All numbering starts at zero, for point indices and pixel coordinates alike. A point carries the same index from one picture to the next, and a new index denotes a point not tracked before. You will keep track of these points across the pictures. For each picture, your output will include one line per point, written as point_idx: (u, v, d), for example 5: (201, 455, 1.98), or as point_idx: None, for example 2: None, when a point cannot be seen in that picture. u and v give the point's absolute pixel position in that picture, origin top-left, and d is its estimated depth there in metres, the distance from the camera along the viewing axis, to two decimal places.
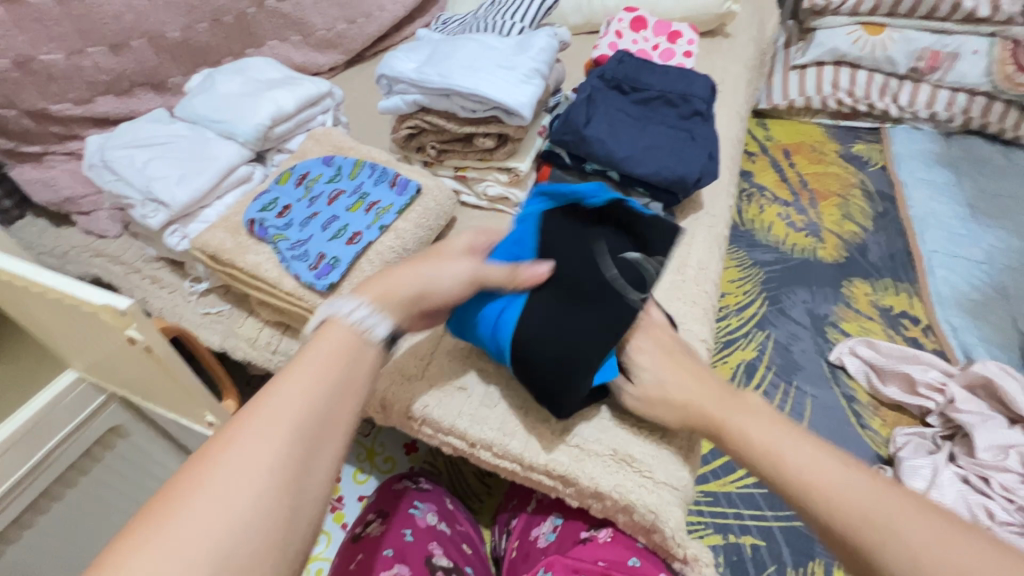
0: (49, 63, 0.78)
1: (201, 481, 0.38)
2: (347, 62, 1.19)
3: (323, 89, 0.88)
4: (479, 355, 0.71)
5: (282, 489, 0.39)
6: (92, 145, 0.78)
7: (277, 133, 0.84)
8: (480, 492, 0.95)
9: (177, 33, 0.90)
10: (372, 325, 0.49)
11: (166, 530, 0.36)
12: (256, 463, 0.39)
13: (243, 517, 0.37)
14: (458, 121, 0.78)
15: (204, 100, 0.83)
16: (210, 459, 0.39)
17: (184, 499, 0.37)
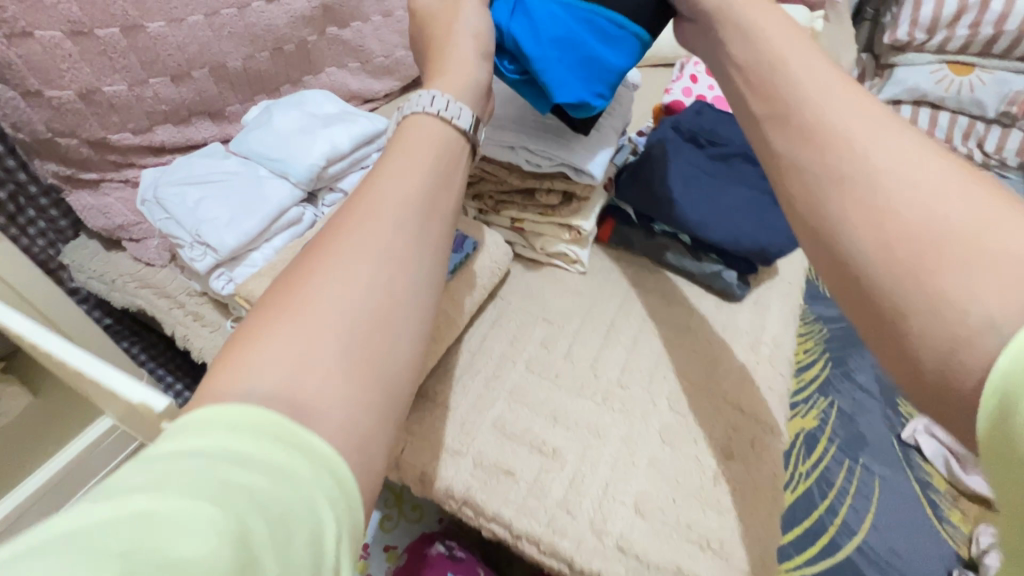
0: (112, 94, 0.77)
1: (320, 264, 0.38)
2: (402, 88, 1.16)
3: (376, 127, 0.84)
4: (527, 433, 0.64)
5: (380, 291, 0.39)
6: (146, 179, 0.77)
7: (330, 173, 0.81)
8: (514, 559, 0.90)
9: (238, 63, 0.88)
10: (455, 116, 0.52)
11: (288, 313, 0.36)
12: (348, 265, 0.38)
13: (353, 290, 0.37)
14: (520, 176, 0.73)
15: (258, 135, 0.80)
16: (295, 282, 0.38)
17: (297, 283, 0.37)
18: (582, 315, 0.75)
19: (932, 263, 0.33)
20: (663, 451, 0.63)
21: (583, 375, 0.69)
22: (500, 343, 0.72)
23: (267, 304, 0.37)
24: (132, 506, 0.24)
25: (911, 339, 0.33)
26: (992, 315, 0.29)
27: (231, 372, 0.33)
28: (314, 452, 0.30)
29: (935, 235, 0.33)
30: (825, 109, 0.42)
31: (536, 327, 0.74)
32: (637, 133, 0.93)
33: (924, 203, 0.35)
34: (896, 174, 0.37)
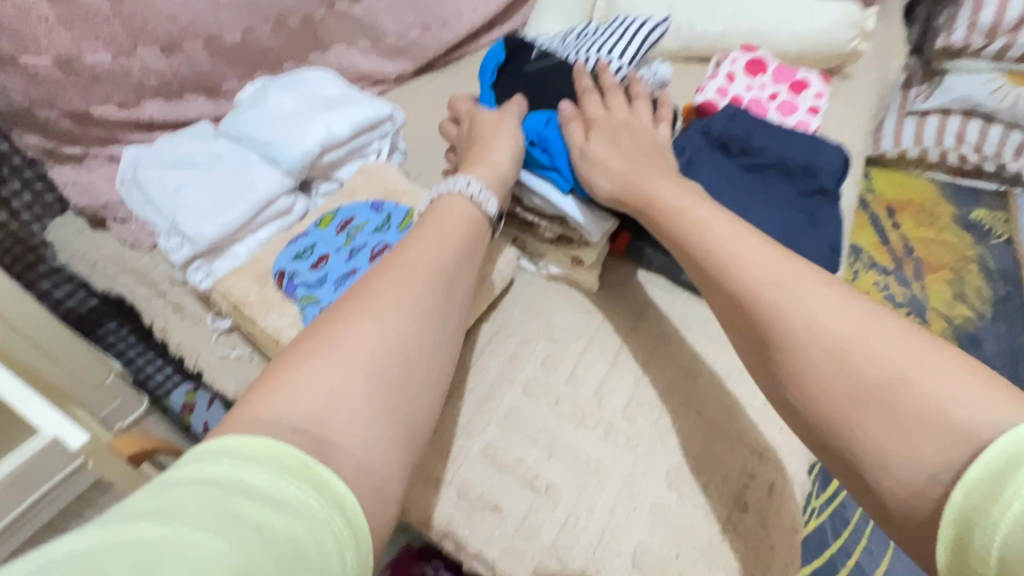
0: (94, 64, 0.72)
1: (360, 306, 0.41)
2: (415, 70, 1.09)
3: (378, 114, 0.77)
4: (519, 465, 0.58)
5: (410, 334, 0.41)
6: (127, 158, 0.71)
7: (325, 162, 0.74)
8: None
9: (236, 36, 0.82)
10: (485, 201, 0.54)
11: (326, 346, 0.38)
12: (386, 309, 0.41)
13: (389, 336, 0.40)
14: (519, 201, 0.68)
15: (249, 118, 0.74)
16: (333, 321, 0.40)
17: (336, 322, 0.40)
18: (589, 334, 0.68)
19: (854, 393, 0.34)
20: (668, 497, 0.56)
21: (586, 402, 0.63)
22: (497, 360, 0.66)
23: (307, 339, 0.39)
24: (127, 538, 0.24)
25: (870, 482, 0.33)
26: (926, 465, 0.30)
27: (263, 400, 0.34)
28: (329, 491, 0.30)
29: (847, 371, 0.35)
30: (723, 244, 0.45)
31: (537, 344, 0.67)
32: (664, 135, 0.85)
33: (840, 336, 0.36)
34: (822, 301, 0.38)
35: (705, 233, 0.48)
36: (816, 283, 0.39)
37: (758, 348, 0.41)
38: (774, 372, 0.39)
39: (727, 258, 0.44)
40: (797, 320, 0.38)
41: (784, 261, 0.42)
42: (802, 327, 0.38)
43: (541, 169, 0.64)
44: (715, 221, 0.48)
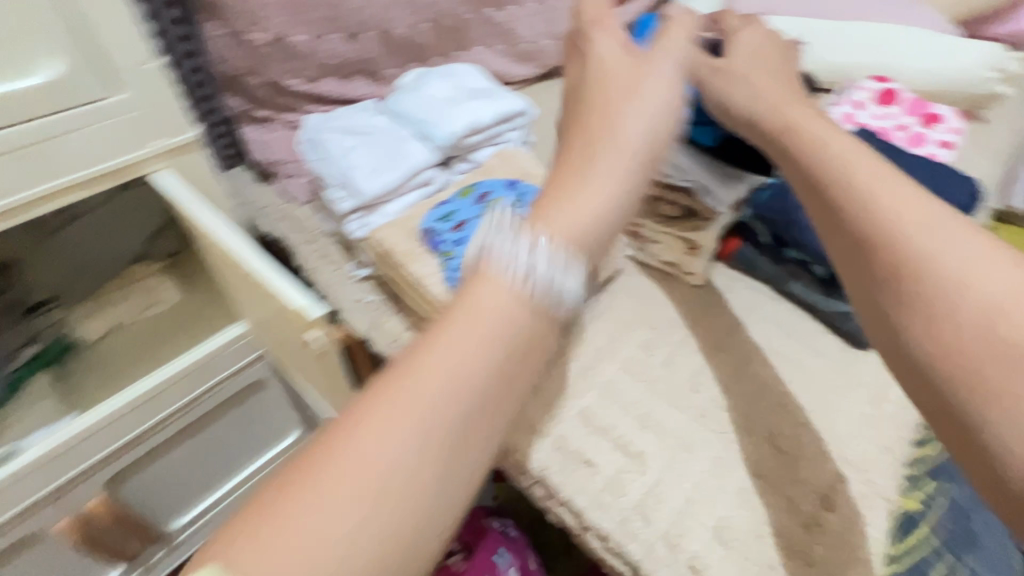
0: (296, 43, 0.87)
1: (441, 339, 0.37)
2: (540, 76, 1.20)
3: (511, 108, 0.87)
4: (613, 428, 0.64)
5: (487, 379, 0.37)
6: (307, 123, 0.84)
7: (468, 144, 0.84)
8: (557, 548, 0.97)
9: (402, 31, 0.96)
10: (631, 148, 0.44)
11: (397, 394, 0.35)
12: (466, 349, 0.37)
13: (461, 386, 0.36)
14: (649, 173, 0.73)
15: (408, 98, 0.86)
16: (408, 360, 0.37)
17: (403, 375, 0.36)
18: (689, 327, 0.72)
19: (993, 361, 0.34)
20: (754, 484, 0.59)
21: (681, 386, 0.67)
22: (599, 336, 0.72)
23: (370, 397, 0.35)
24: None
25: (991, 437, 0.33)
26: None
27: (321, 463, 0.33)
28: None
29: (995, 330, 0.34)
30: (878, 185, 0.43)
31: (640, 328, 0.72)
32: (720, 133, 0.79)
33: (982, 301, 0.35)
34: (951, 251, 0.38)
35: (848, 171, 0.46)
36: (971, 236, 0.39)
37: (886, 288, 0.40)
38: (897, 313, 0.39)
39: (873, 200, 0.43)
40: (941, 277, 0.38)
41: (943, 216, 0.40)
42: (948, 283, 0.37)
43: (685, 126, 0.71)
44: (861, 161, 0.46)
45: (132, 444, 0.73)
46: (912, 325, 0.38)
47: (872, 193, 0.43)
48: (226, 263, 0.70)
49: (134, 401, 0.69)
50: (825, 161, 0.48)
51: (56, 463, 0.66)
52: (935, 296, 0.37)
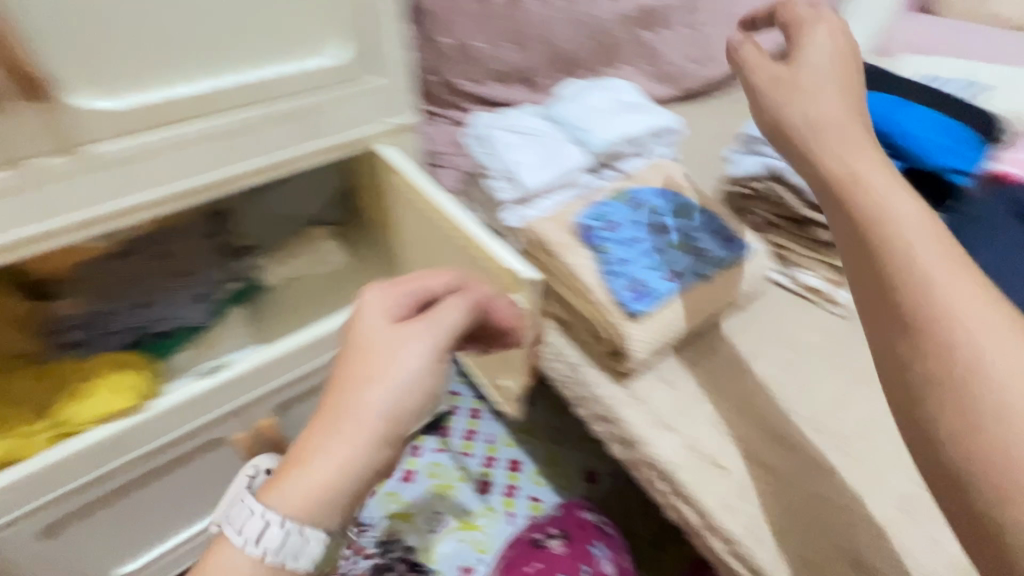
0: (475, 48, 0.97)
1: (318, 446, 0.45)
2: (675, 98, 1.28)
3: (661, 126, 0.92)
4: (745, 440, 0.66)
5: (357, 471, 0.45)
6: (476, 119, 0.93)
7: (619, 153, 0.90)
8: (642, 541, 1.10)
9: (565, 44, 1.04)
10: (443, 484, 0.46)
11: (307, 465, 0.45)
12: (342, 440, 0.45)
13: (331, 487, 0.45)
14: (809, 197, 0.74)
15: (569, 107, 0.93)
16: (318, 425, 0.47)
17: (310, 450, 0.45)
18: (830, 356, 0.73)
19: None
20: (893, 517, 0.59)
21: (819, 411, 0.68)
22: (734, 351, 0.74)
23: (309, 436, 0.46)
24: None
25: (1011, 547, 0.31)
26: None
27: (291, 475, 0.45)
28: None
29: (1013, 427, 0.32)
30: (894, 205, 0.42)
31: (777, 349, 0.74)
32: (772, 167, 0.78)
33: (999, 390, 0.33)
34: (983, 334, 0.35)
35: (869, 191, 0.43)
36: (995, 310, 0.36)
37: (896, 336, 0.38)
38: (915, 367, 0.36)
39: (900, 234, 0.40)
40: (962, 339, 0.35)
41: (949, 263, 0.38)
42: (961, 355, 0.35)
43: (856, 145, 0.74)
44: (902, 201, 0.42)
45: (295, 382, 0.81)
46: (907, 353, 0.37)
47: (893, 230, 0.41)
48: (422, 226, 0.74)
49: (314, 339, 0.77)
50: (862, 173, 0.45)
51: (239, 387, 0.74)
52: (968, 368, 0.34)
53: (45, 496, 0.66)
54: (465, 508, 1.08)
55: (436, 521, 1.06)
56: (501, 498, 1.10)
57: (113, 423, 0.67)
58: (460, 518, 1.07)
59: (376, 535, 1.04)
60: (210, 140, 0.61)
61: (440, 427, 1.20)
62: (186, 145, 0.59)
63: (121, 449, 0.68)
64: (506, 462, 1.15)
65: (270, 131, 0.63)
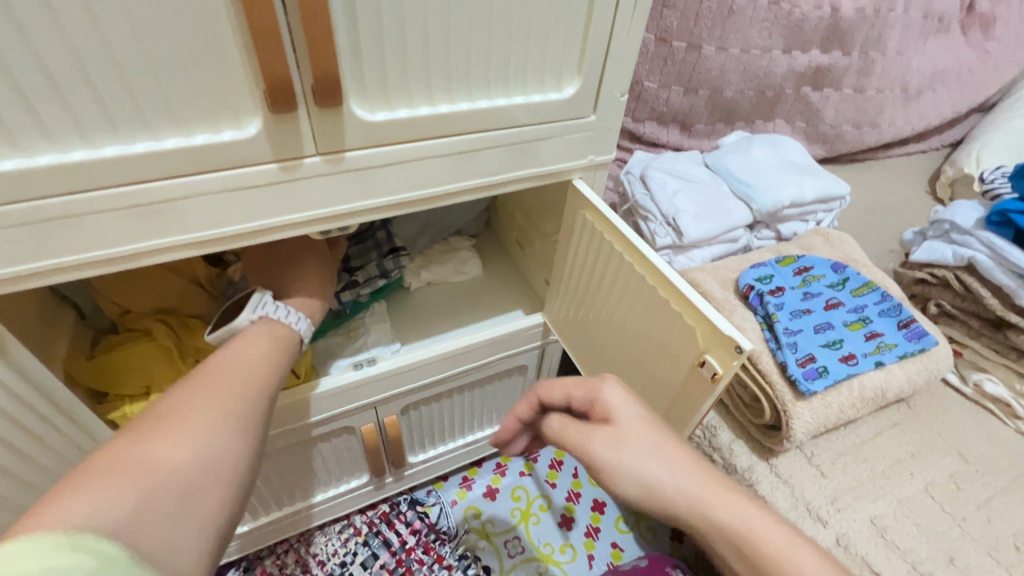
0: (644, 87, 0.98)
1: (140, 446, 0.39)
2: (821, 158, 1.24)
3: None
4: (913, 552, 0.60)
5: (209, 449, 0.42)
6: (635, 159, 0.94)
7: (783, 214, 0.86)
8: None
9: (730, 94, 1.02)
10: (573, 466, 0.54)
11: (132, 452, 0.39)
12: (162, 457, 0.39)
13: (188, 455, 0.40)
14: (1011, 298, 0.67)
15: (734, 159, 0.90)
16: (127, 446, 0.39)
17: (130, 453, 0.39)
18: (1012, 474, 0.66)
19: None
20: None
21: (1001, 538, 0.60)
22: (897, 449, 0.68)
23: (132, 439, 0.40)
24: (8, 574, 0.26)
25: None
26: None
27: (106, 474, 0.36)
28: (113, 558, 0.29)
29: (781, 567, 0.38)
30: (705, 483, 0.41)
31: (946, 456, 0.67)
32: (964, 247, 0.70)
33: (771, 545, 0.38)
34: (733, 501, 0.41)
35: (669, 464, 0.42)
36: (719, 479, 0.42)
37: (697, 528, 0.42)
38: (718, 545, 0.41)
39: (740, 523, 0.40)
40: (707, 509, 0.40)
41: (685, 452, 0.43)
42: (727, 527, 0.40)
43: None
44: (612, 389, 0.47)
45: (431, 385, 0.83)
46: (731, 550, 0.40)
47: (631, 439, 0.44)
48: (571, 260, 0.71)
49: (452, 349, 0.80)
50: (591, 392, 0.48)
51: (388, 380, 0.78)
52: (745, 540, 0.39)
53: None
54: (544, 539, 1.06)
55: (515, 547, 1.04)
56: (581, 537, 1.06)
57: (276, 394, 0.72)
58: (540, 549, 1.04)
59: (456, 548, 1.02)
60: (258, 187, 0.47)
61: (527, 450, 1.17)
62: (242, 186, 0.46)
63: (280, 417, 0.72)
64: (588, 499, 1.11)
65: (388, 178, 0.52)
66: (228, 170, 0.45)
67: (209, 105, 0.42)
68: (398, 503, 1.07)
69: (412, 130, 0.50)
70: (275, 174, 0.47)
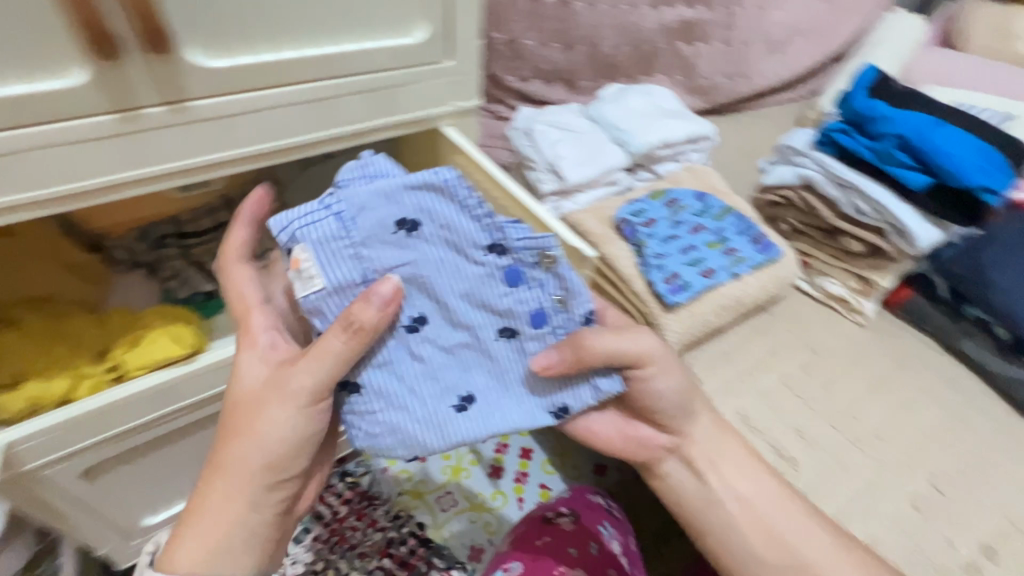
0: (524, 45, 1.02)
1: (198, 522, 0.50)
2: (704, 110, 1.33)
3: (437, 208, 0.51)
4: (770, 433, 0.69)
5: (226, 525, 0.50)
6: (520, 114, 0.97)
7: (656, 155, 0.93)
8: (646, 535, 1.06)
9: (608, 49, 1.08)
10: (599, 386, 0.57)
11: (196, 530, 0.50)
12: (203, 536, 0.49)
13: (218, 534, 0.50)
14: (838, 207, 0.76)
15: (610, 108, 0.96)
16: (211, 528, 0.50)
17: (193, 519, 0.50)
18: (850, 360, 0.76)
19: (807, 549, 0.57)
20: (908, 513, 0.63)
21: (841, 412, 0.71)
22: (759, 350, 0.77)
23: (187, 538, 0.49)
24: None
25: None
26: None
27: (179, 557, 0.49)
28: None
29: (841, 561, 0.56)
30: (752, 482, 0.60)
31: (799, 352, 0.77)
32: (799, 165, 0.80)
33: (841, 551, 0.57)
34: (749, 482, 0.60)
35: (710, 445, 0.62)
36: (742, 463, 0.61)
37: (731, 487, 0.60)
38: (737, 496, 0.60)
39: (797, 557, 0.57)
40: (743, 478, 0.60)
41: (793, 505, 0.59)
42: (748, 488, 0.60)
43: (892, 167, 0.71)
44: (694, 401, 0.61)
45: None
46: (747, 501, 0.59)
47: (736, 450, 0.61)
48: None
49: None
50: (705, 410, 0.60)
51: None
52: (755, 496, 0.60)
53: (84, 442, 0.66)
54: (475, 491, 1.09)
55: (448, 502, 1.08)
56: (511, 484, 1.10)
57: (169, 369, 0.69)
58: (471, 499, 1.08)
59: (389, 511, 1.05)
60: (97, 140, 0.46)
61: None
62: (78, 140, 0.45)
63: (174, 394, 0.70)
64: (516, 448, 1.13)
65: (241, 127, 0.52)
66: (60, 123, 0.44)
67: (21, 52, 0.41)
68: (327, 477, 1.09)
69: (257, 76, 0.50)
70: (115, 126, 0.46)
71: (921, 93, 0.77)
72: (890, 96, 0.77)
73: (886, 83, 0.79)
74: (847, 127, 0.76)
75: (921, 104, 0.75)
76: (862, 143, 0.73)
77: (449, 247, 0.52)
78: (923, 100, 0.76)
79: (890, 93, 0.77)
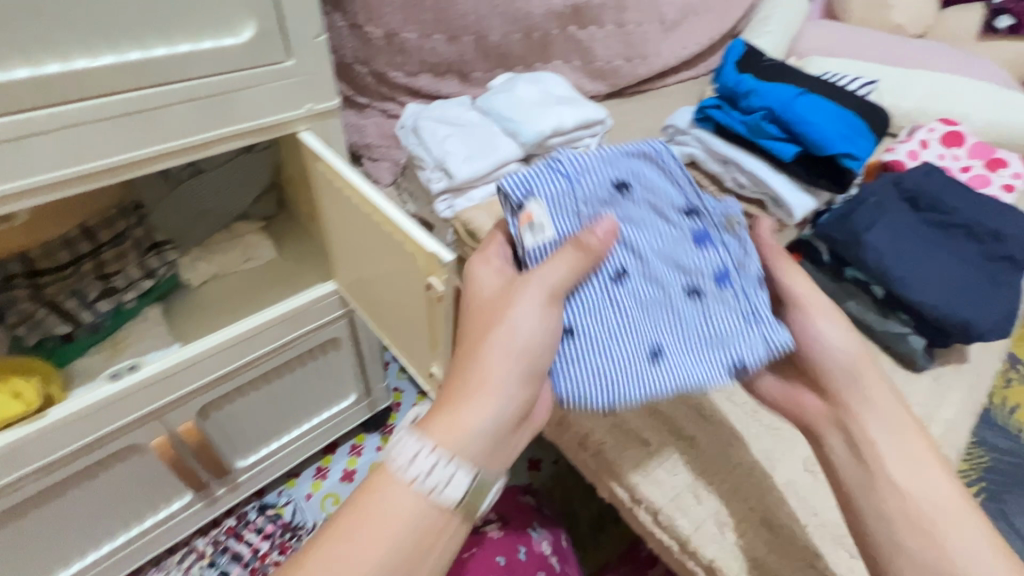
0: (405, 39, 0.99)
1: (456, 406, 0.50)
2: (607, 94, 1.33)
3: (646, 176, 0.58)
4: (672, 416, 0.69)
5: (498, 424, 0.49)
6: (408, 112, 0.93)
7: (550, 144, 0.91)
8: (583, 524, 1.06)
9: (496, 37, 1.04)
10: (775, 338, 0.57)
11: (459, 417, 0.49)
12: (482, 406, 0.49)
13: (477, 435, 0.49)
14: (722, 181, 0.77)
15: (500, 99, 0.93)
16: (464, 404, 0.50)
17: (454, 409, 0.50)
18: None
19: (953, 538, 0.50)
20: (804, 478, 0.64)
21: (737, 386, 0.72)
22: None
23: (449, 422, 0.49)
24: None
25: None
26: None
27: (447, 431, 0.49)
28: None
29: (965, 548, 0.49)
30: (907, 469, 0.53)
31: None
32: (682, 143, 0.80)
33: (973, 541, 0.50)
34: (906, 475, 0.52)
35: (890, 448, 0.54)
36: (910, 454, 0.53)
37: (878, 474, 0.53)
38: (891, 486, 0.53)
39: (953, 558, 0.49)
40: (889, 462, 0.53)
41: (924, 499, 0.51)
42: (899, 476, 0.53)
43: (765, 138, 0.72)
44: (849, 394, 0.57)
45: (224, 378, 0.78)
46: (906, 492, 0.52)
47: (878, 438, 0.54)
48: (331, 216, 0.70)
49: (228, 339, 0.74)
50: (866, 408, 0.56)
51: (160, 385, 0.71)
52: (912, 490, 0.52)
53: None
54: None
55: None
56: None
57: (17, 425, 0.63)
58: None
59: None
60: None
61: (382, 424, 1.14)
62: None
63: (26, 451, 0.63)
64: None
65: None
66: None
67: None
68: (246, 513, 1.02)
69: None
70: None
71: (786, 64, 0.79)
72: (758, 70, 0.79)
73: (753, 58, 0.80)
74: (721, 102, 0.77)
75: (787, 76, 0.77)
76: (736, 117, 0.74)
77: (652, 210, 0.58)
78: (788, 71, 0.78)
79: (758, 68, 0.79)
